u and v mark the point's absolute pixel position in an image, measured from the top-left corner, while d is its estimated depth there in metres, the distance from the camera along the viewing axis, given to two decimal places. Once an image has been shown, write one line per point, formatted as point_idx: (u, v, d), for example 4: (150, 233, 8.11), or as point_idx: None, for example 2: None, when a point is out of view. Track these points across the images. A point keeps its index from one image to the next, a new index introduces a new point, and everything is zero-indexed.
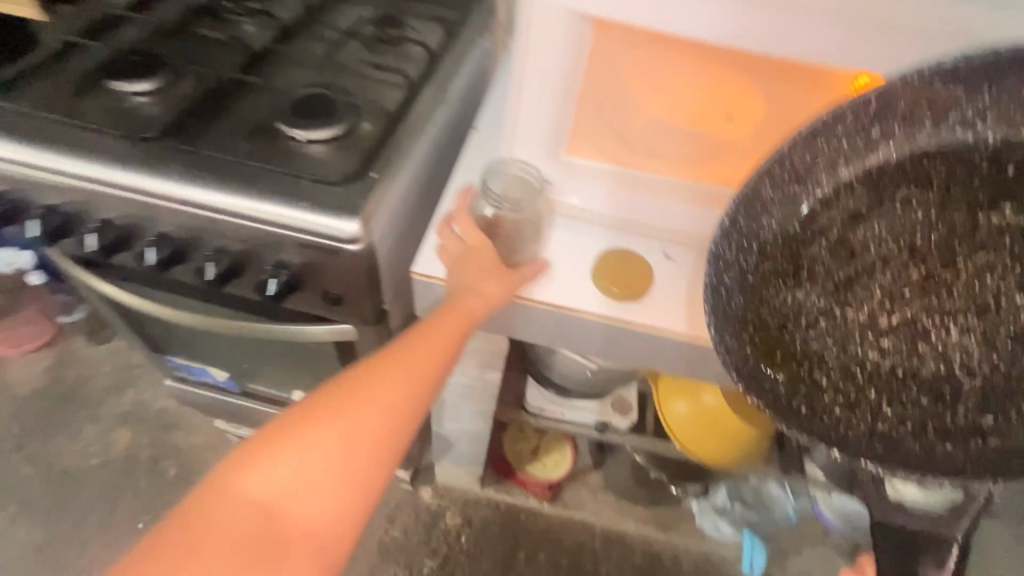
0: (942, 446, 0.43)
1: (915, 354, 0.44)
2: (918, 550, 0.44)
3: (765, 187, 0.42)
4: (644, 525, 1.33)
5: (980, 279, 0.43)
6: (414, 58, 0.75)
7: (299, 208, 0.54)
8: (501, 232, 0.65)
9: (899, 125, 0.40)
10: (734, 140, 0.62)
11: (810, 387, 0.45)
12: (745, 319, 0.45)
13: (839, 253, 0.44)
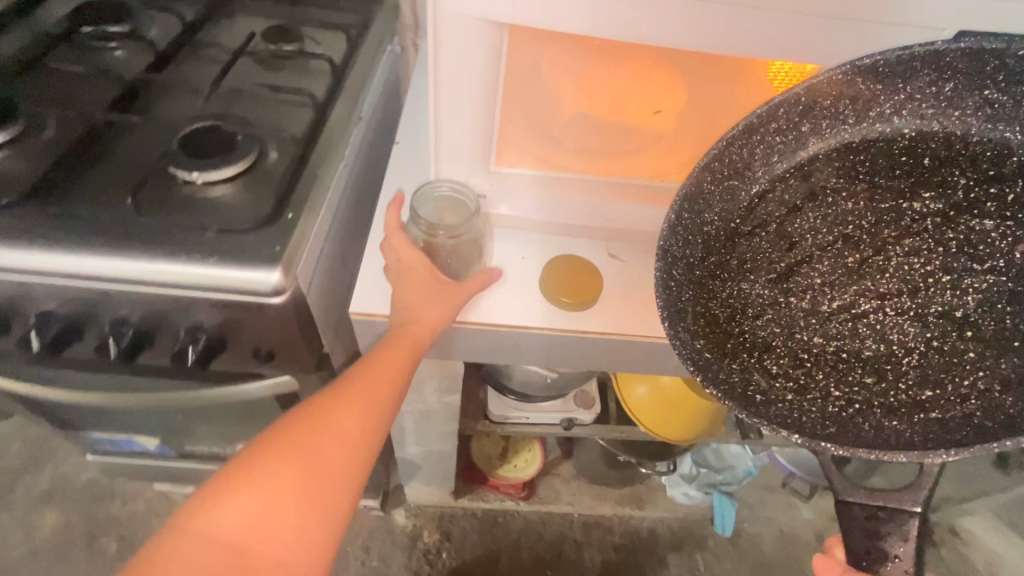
0: (888, 422, 0.46)
1: (856, 336, 0.49)
2: (881, 527, 0.43)
3: (708, 183, 0.45)
4: (619, 506, 1.35)
5: (908, 263, 0.48)
6: (317, 74, 0.69)
7: (205, 264, 0.48)
8: (441, 256, 0.62)
9: (825, 121, 0.44)
10: (661, 132, 0.61)
11: (763, 374, 0.48)
12: (697, 313, 0.47)
13: (778, 244, 0.48)
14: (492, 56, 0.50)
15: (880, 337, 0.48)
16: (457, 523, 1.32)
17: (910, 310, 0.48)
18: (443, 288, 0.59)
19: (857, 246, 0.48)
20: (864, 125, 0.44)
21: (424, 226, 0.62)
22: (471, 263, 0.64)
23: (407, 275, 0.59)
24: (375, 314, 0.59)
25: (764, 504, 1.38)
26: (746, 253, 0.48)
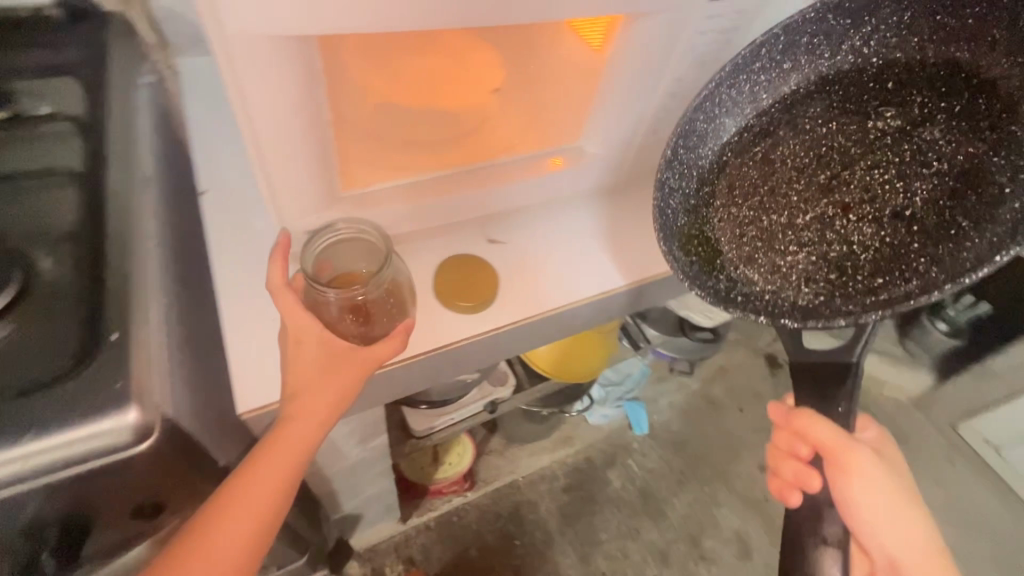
0: (846, 306, 0.55)
1: (824, 241, 0.58)
2: (827, 381, 0.53)
3: (699, 121, 0.59)
4: (555, 451, 1.44)
5: (869, 176, 0.58)
6: (59, 152, 0.55)
7: (23, 444, 0.38)
8: (345, 323, 0.53)
9: (805, 56, 0.58)
10: (500, 111, 0.63)
11: (742, 282, 0.59)
12: (687, 234, 0.60)
13: (761, 168, 0.60)
14: (309, 91, 0.44)
15: (841, 239, 0.58)
16: (416, 544, 1.29)
17: (870, 216, 0.57)
18: (355, 354, 0.51)
19: (827, 165, 0.59)
20: (838, 57, 0.58)
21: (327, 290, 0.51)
22: (378, 322, 0.54)
23: (305, 346, 0.51)
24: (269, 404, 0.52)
25: (665, 393, 1.58)
26: (734, 179, 0.60)
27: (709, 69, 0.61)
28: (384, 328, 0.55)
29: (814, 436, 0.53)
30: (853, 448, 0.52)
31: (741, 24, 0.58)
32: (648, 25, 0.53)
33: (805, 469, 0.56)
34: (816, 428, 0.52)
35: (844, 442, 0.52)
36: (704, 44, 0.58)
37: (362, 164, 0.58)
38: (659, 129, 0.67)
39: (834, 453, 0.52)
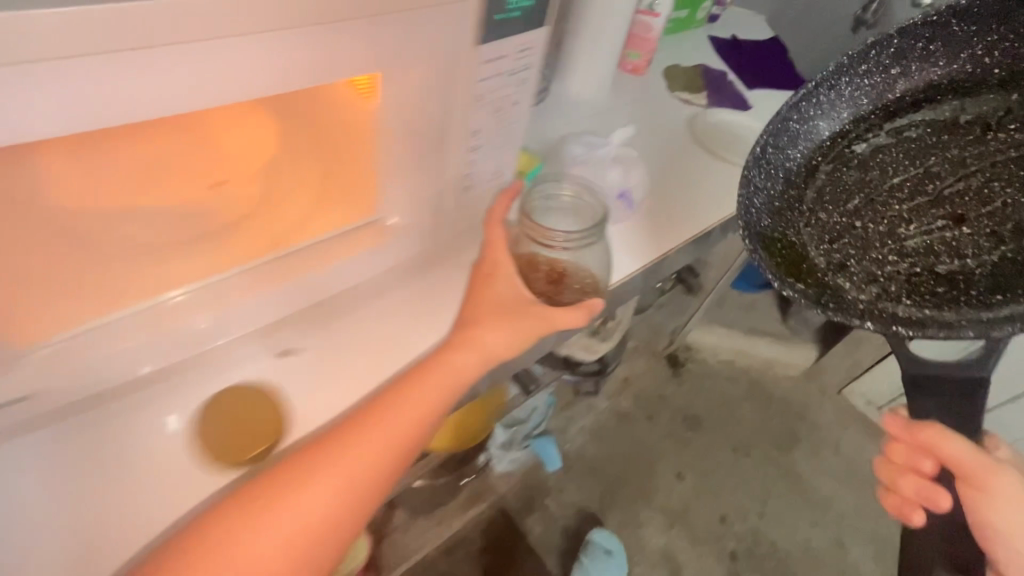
0: (952, 312, 0.64)
1: (932, 253, 0.70)
2: (967, 387, 0.57)
3: (796, 125, 0.75)
4: (465, 512, 1.32)
5: (985, 189, 0.72)
6: None
7: None
8: (537, 281, 0.64)
9: (918, 61, 0.75)
10: (278, 185, 0.61)
11: (842, 285, 0.68)
12: (783, 234, 0.71)
13: (863, 172, 0.76)
14: None
15: (954, 251, 0.69)
16: None
17: (980, 231, 0.70)
18: (523, 305, 0.59)
19: (928, 178, 0.74)
20: (954, 64, 0.75)
21: (530, 228, 0.62)
22: (566, 286, 0.65)
23: (478, 288, 0.60)
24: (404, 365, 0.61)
25: (575, 419, 1.52)
26: (824, 185, 0.75)
27: (502, 114, 0.57)
28: (566, 298, 0.65)
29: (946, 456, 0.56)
30: (991, 468, 0.57)
31: (519, 65, 0.54)
32: (409, 74, 0.48)
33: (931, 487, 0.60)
34: (948, 444, 0.55)
35: (980, 463, 0.56)
36: (486, 87, 0.53)
37: (134, 280, 0.54)
38: (474, 179, 0.61)
39: (968, 470, 0.57)
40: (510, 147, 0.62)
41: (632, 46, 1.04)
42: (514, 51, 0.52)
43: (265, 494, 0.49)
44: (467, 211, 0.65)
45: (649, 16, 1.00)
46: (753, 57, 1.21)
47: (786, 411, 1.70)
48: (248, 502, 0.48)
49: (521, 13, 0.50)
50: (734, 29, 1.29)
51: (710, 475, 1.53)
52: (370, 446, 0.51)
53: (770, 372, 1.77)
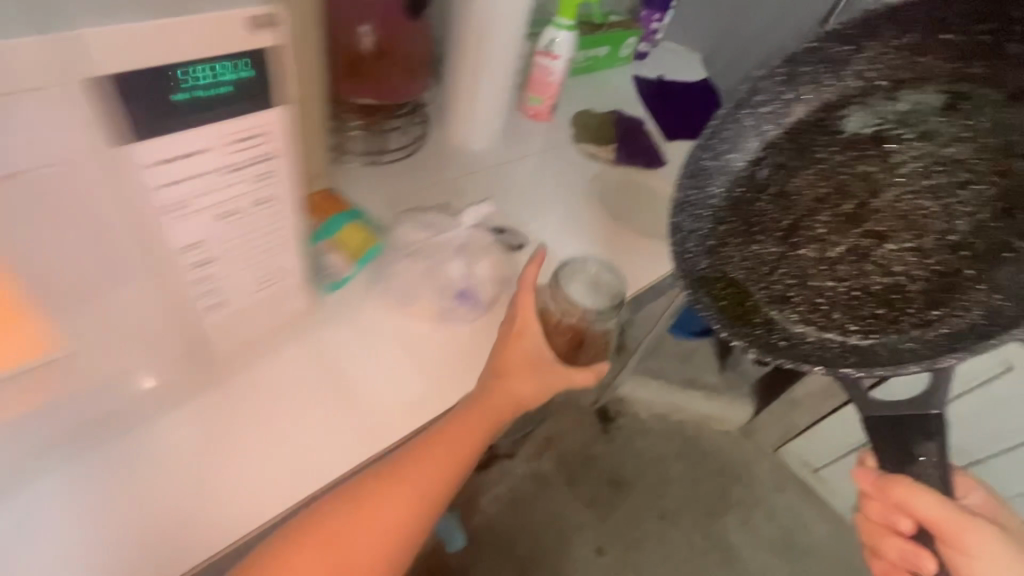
0: (903, 346, 0.56)
1: (861, 274, 0.59)
2: (909, 424, 0.48)
3: (709, 162, 0.60)
4: None
5: (900, 205, 0.59)
6: None
7: None
8: (558, 338, 0.64)
9: (810, 82, 0.58)
10: None
11: (784, 322, 0.60)
12: (717, 274, 0.60)
13: (780, 204, 0.61)
14: None
15: (883, 270, 0.59)
16: None
17: (907, 246, 0.58)
18: (544, 364, 0.56)
19: (850, 194, 0.61)
20: (842, 83, 0.58)
21: (557, 300, 0.65)
22: (586, 348, 0.65)
23: (495, 399, 0.52)
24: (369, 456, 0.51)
25: (488, 487, 1.38)
26: (751, 217, 0.61)
27: (242, 221, 0.40)
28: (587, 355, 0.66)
29: (916, 512, 0.47)
30: (964, 521, 0.47)
31: (242, 157, 0.37)
32: (42, 183, 0.34)
33: (913, 547, 0.52)
34: (921, 503, 0.46)
35: (949, 511, 0.46)
36: (183, 193, 0.37)
37: None
38: (230, 299, 0.44)
39: (944, 527, 0.47)
40: (281, 250, 0.45)
41: (534, 90, 0.90)
42: (223, 140, 0.36)
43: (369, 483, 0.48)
44: (233, 329, 0.48)
45: (548, 58, 0.87)
46: (677, 100, 1.07)
47: (720, 471, 1.56)
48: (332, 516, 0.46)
49: (212, 91, 0.34)
50: (661, 69, 1.16)
51: (633, 547, 1.41)
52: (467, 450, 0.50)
53: (705, 427, 1.62)
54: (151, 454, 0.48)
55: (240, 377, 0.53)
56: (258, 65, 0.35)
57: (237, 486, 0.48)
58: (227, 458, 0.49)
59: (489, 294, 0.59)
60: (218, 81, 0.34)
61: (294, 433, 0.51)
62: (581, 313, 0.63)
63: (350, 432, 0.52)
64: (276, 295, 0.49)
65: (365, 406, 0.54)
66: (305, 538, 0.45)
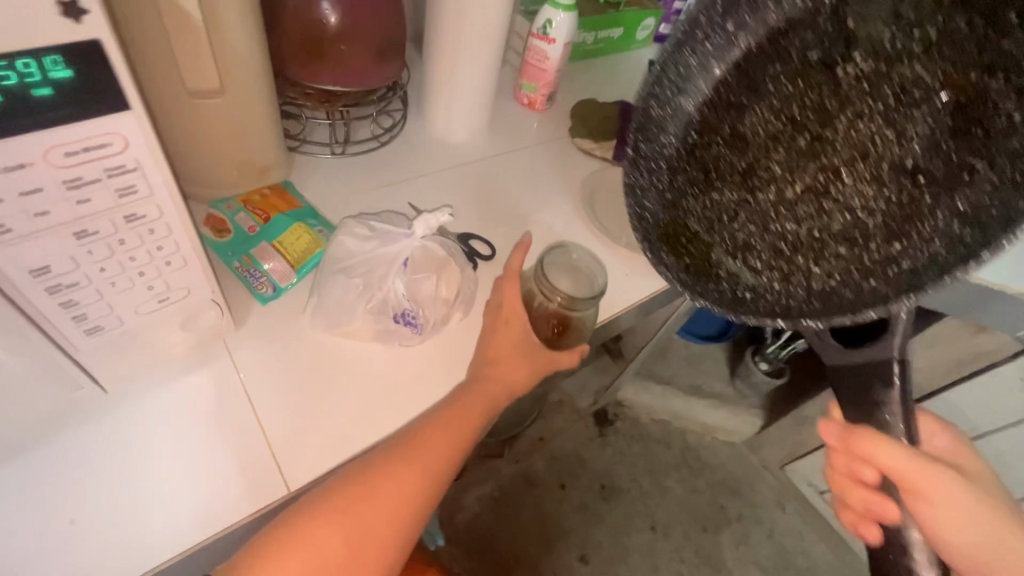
0: (868, 284, 0.41)
1: (823, 212, 0.45)
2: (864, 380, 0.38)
3: (656, 109, 0.49)
4: None
5: (855, 129, 0.44)
6: None
7: None
8: (542, 325, 0.54)
9: (749, 10, 0.46)
10: None
11: (748, 271, 0.46)
12: (674, 231, 0.48)
13: (736, 145, 0.48)
14: None
15: (843, 208, 0.44)
16: None
17: (867, 177, 0.44)
18: (530, 346, 0.50)
19: (803, 127, 0.46)
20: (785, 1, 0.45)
21: (542, 282, 0.53)
22: (571, 337, 0.54)
23: (473, 393, 0.47)
24: (280, 496, 0.43)
25: (471, 486, 1.28)
26: (708, 161, 0.48)
27: (106, 242, 0.33)
28: (573, 343, 0.55)
29: (875, 464, 0.37)
30: (938, 474, 0.37)
31: (91, 172, 0.29)
32: None
33: (873, 497, 0.40)
34: (885, 451, 0.36)
35: (918, 463, 0.36)
36: (12, 221, 0.28)
37: None
38: (107, 323, 0.37)
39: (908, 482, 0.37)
40: (170, 268, 0.38)
41: (528, 77, 0.81)
42: (56, 153, 0.27)
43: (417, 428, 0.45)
44: (109, 353, 0.40)
45: (544, 42, 0.76)
46: None
47: (720, 485, 1.40)
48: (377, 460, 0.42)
49: (15, 93, 0.25)
50: None
51: (618, 558, 1.26)
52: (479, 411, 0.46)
53: (708, 437, 1.45)
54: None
55: (115, 409, 0.44)
56: (77, 63, 0.25)
57: (93, 538, 0.39)
58: (83, 506, 0.40)
59: (434, 315, 0.51)
60: (24, 82, 0.25)
61: (168, 477, 0.42)
62: (564, 295, 0.52)
63: (249, 471, 0.43)
64: (168, 316, 0.41)
65: (270, 445, 0.45)
66: (323, 500, 0.40)
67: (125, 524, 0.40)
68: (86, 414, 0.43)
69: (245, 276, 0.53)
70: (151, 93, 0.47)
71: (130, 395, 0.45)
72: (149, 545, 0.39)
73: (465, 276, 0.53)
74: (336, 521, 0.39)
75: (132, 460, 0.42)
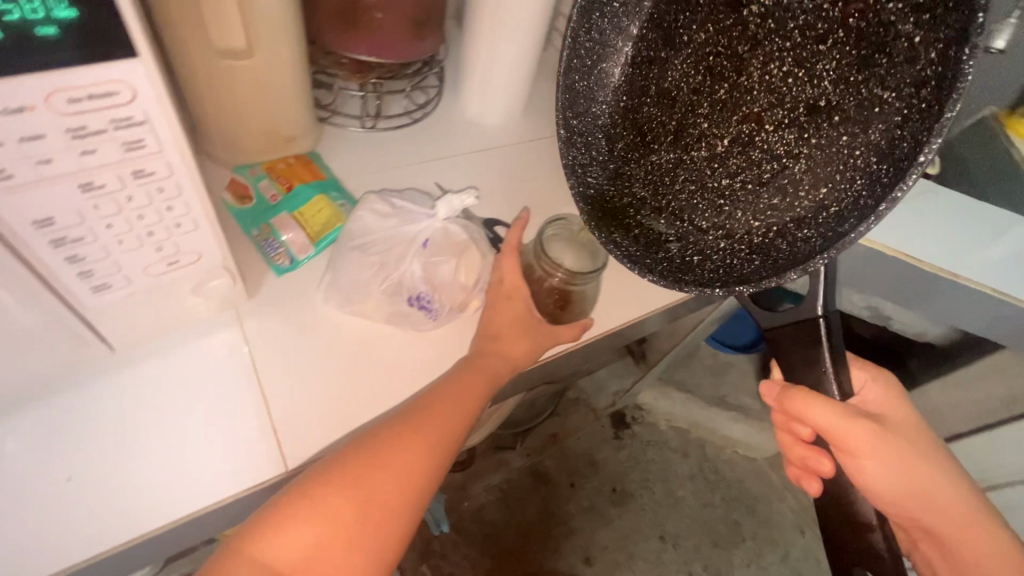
0: (800, 234, 0.42)
1: (754, 163, 0.46)
2: (799, 341, 0.42)
3: (581, 83, 0.51)
4: None
5: (769, 69, 0.45)
6: None
7: None
8: (544, 299, 0.51)
9: None
10: None
11: (694, 230, 0.48)
12: (622, 201, 0.51)
13: (663, 102, 0.50)
14: None
15: (772, 157, 0.45)
16: None
17: (786, 121, 0.44)
18: (537, 321, 0.49)
19: (722, 76, 0.47)
20: None
21: (544, 259, 0.50)
22: (574, 311, 0.52)
23: (478, 364, 0.45)
24: (278, 473, 0.41)
25: (480, 477, 1.25)
26: (641, 125, 0.51)
27: (113, 197, 0.32)
28: (575, 318, 0.52)
29: (807, 420, 0.43)
30: (856, 424, 0.42)
31: (96, 121, 0.28)
32: None
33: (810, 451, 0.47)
34: (813, 410, 0.42)
35: (844, 418, 0.42)
36: (14, 166, 0.27)
37: None
38: (114, 281, 0.36)
39: (836, 436, 0.42)
40: (180, 231, 0.36)
41: None
42: (59, 98, 0.26)
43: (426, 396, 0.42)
44: (112, 311, 0.39)
45: None
46: None
47: (735, 501, 1.34)
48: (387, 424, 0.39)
49: (16, 30, 0.23)
50: None
51: (622, 564, 1.23)
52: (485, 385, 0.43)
53: (727, 451, 1.39)
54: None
55: (118, 370, 0.43)
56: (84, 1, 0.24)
57: (83, 499, 0.38)
58: (81, 464, 0.39)
59: (451, 300, 0.49)
60: (25, 18, 0.23)
61: (164, 443, 0.41)
62: (566, 271, 0.49)
63: (247, 444, 0.42)
64: (178, 280, 0.40)
65: (271, 420, 0.43)
66: (336, 464, 0.36)
67: (117, 485, 0.39)
68: (94, 372, 0.43)
69: (262, 245, 0.51)
70: (182, 53, 0.46)
71: (134, 358, 0.44)
72: (137, 511, 0.38)
73: (486, 262, 0.51)
74: (348, 487, 0.35)
75: (130, 425, 0.41)
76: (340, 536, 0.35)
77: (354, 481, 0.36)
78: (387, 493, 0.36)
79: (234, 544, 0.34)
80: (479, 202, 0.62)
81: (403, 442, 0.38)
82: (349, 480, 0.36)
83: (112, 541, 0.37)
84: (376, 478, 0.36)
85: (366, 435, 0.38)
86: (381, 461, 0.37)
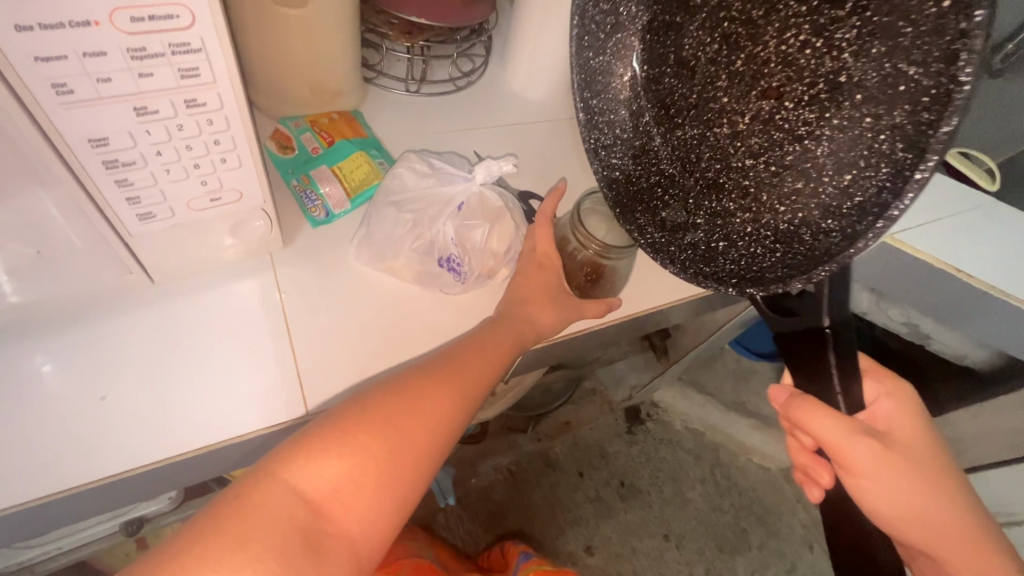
0: (825, 225, 0.39)
1: (776, 144, 0.42)
2: (809, 350, 0.40)
3: (596, 58, 0.48)
4: None
5: (788, 38, 0.40)
6: None
7: None
8: (577, 274, 0.51)
9: None
10: None
11: (721, 214, 0.46)
12: (649, 184, 0.48)
13: (682, 73, 0.46)
14: None
15: (793, 137, 0.41)
16: None
17: (806, 98, 0.40)
18: (563, 297, 0.48)
19: (738, 46, 0.42)
20: None
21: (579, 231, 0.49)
22: (603, 287, 0.51)
23: (502, 327, 0.45)
24: (302, 416, 0.42)
25: (490, 455, 1.26)
26: (663, 97, 0.48)
27: (165, 125, 0.32)
28: (604, 295, 0.52)
29: (811, 431, 0.41)
30: (860, 441, 0.41)
31: (154, 45, 0.28)
32: None
33: (814, 461, 0.46)
34: (818, 423, 0.41)
35: (850, 435, 0.40)
36: (75, 83, 0.28)
37: None
38: (159, 211, 0.37)
39: (838, 452, 0.41)
40: (225, 167, 0.37)
41: None
42: (123, 17, 0.27)
43: (453, 351, 0.42)
44: (152, 243, 0.40)
45: None
46: None
47: (746, 509, 1.32)
48: (414, 372, 0.39)
49: None
50: None
51: (625, 557, 1.23)
52: (511, 348, 0.44)
53: (741, 457, 1.36)
54: (20, 371, 0.40)
55: (156, 302, 0.45)
56: None
57: (112, 420, 0.40)
58: (115, 386, 0.41)
59: (480, 266, 0.49)
60: None
61: (190, 375, 0.42)
62: (601, 243, 0.48)
63: (272, 387, 0.43)
64: (218, 217, 0.41)
65: (297, 367, 0.44)
66: (366, 404, 0.37)
67: (145, 410, 0.40)
68: (133, 302, 0.44)
69: (300, 196, 0.52)
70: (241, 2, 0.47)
71: (169, 294, 0.45)
72: (162, 437, 0.40)
73: (519, 232, 0.51)
74: (376, 428, 0.36)
75: (161, 356, 0.43)
76: (373, 475, 0.35)
77: (382, 419, 0.36)
78: (413, 431, 0.37)
79: (263, 472, 0.34)
80: (516, 174, 0.61)
81: (429, 390, 0.38)
82: (377, 416, 0.36)
83: (137, 463, 0.39)
84: (400, 419, 0.37)
85: (393, 380, 0.39)
86: (408, 406, 0.37)
